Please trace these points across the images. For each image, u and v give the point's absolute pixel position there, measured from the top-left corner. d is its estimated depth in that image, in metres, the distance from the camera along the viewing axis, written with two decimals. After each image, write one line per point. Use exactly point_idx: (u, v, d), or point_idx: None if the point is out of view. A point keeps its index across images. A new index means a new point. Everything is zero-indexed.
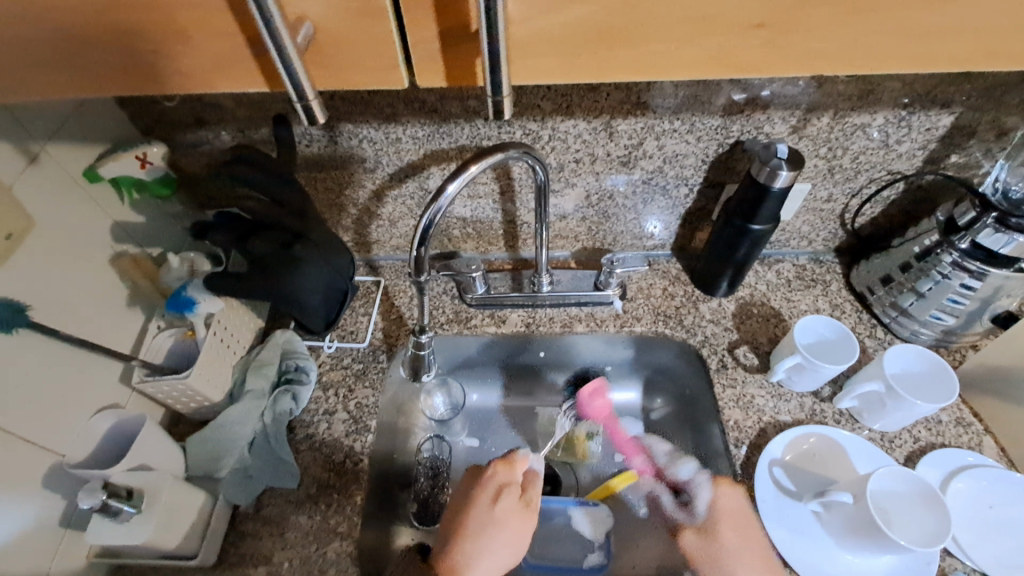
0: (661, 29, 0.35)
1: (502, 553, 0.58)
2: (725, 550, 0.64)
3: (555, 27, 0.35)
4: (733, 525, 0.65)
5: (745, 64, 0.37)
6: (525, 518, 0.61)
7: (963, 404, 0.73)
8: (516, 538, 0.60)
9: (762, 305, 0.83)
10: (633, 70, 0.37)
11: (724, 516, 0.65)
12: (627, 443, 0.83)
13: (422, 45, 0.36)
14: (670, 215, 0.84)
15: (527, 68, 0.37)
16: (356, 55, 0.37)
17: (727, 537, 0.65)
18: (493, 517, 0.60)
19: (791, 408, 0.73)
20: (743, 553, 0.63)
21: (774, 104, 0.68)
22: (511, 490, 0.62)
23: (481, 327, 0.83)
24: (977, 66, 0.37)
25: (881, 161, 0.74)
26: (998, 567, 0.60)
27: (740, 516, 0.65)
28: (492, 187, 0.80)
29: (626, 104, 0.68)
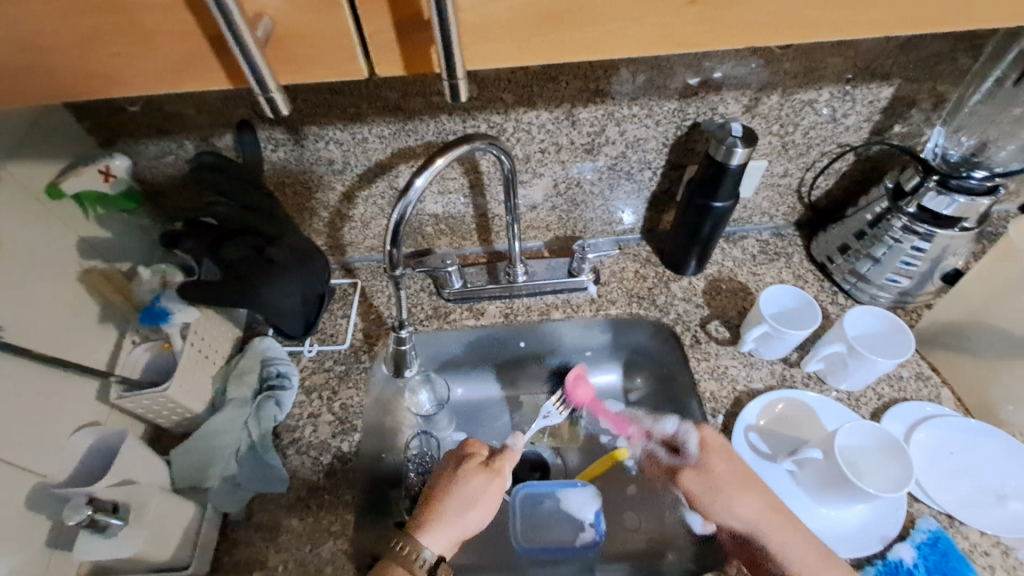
0: (606, 9, 0.37)
1: (466, 514, 0.59)
2: (720, 479, 0.64)
3: (503, 12, 0.36)
4: (722, 456, 0.65)
5: (686, 41, 0.39)
6: (490, 482, 0.62)
7: (922, 359, 0.76)
8: (479, 497, 0.61)
9: (729, 280, 0.87)
10: (580, 52, 0.39)
11: (711, 450, 0.66)
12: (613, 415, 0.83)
13: (379, 35, 0.37)
14: (637, 200, 0.87)
15: (479, 55, 0.39)
16: (314, 47, 0.37)
17: (716, 469, 0.65)
18: (457, 479, 0.62)
19: (762, 375, 0.76)
20: (735, 483, 0.64)
21: (726, 85, 0.71)
22: (475, 456, 0.64)
23: (460, 320, 0.85)
24: (894, 31, 0.40)
25: (831, 134, 0.77)
26: (962, 509, 0.63)
27: (727, 452, 0.66)
28: (462, 181, 0.82)
29: (585, 92, 0.70)
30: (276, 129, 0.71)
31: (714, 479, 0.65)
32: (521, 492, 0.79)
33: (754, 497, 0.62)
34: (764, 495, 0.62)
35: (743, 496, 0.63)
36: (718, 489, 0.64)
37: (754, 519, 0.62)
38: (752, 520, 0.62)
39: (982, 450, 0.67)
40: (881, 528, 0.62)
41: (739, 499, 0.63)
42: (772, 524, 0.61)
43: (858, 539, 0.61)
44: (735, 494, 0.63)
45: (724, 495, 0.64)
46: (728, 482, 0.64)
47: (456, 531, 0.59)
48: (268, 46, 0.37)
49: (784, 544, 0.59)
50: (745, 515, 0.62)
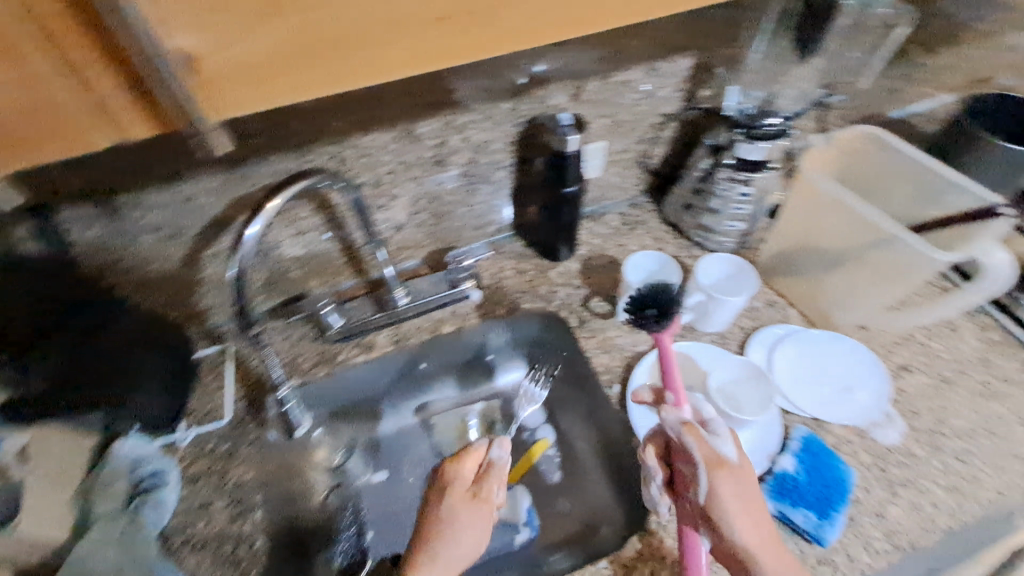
0: (356, 37, 0.34)
1: (466, 540, 0.61)
2: (744, 488, 0.58)
3: (243, 53, 0.32)
4: (747, 469, 0.59)
5: (450, 56, 0.37)
6: (479, 507, 0.63)
7: (771, 288, 0.86)
8: (471, 526, 0.62)
9: (600, 256, 0.92)
10: (349, 80, 0.36)
11: (742, 461, 0.59)
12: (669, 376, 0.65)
13: (109, 90, 0.33)
14: (499, 200, 0.88)
15: (228, 102, 0.34)
16: (32, 121, 0.32)
17: (737, 481, 0.58)
18: (448, 510, 0.62)
19: (644, 338, 0.81)
20: (751, 499, 0.58)
21: (550, 78, 0.73)
22: (457, 483, 0.65)
23: (349, 358, 0.82)
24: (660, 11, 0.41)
25: (651, 108, 0.84)
26: (825, 410, 0.72)
27: (751, 472, 0.60)
28: (315, 220, 0.78)
29: (417, 107, 0.68)
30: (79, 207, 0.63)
31: (734, 492, 0.57)
32: None
33: (762, 525, 0.58)
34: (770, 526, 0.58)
35: (756, 520, 0.57)
36: (736, 499, 0.57)
37: (757, 543, 0.56)
38: (750, 541, 0.56)
39: (825, 353, 0.77)
40: (764, 451, 0.68)
41: (752, 523, 0.57)
42: (766, 549, 0.57)
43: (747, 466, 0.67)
44: (751, 513, 0.57)
45: (740, 512, 0.57)
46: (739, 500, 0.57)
47: (457, 558, 0.60)
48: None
49: None
50: (751, 536, 0.56)
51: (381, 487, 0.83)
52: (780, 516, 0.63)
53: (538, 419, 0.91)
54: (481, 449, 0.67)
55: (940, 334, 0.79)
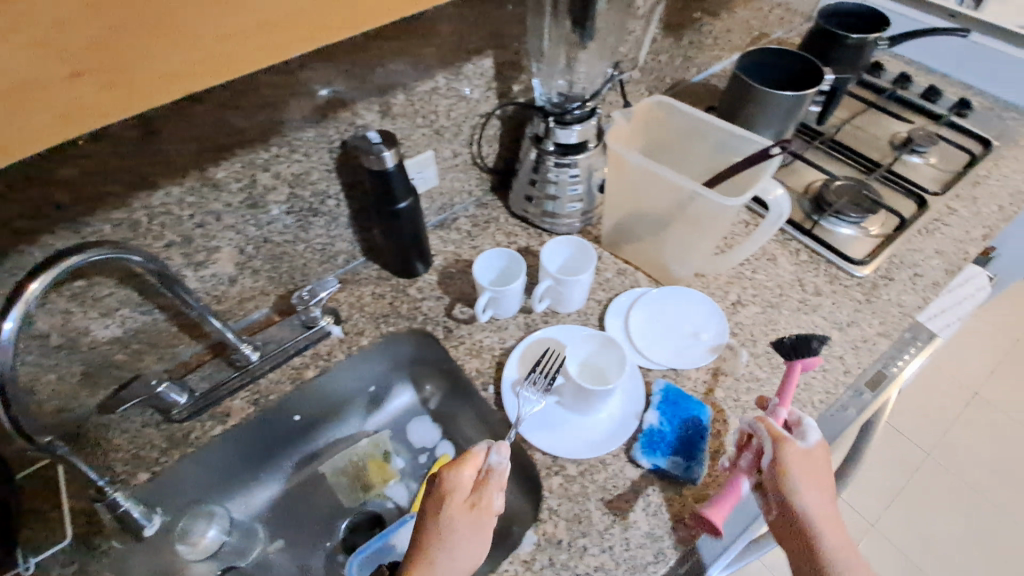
0: None
1: (460, 551, 0.58)
2: (812, 467, 0.58)
3: None
4: (819, 464, 0.59)
5: (108, 109, 0.29)
6: (477, 515, 0.60)
7: (617, 257, 0.91)
8: (468, 538, 0.58)
9: (457, 263, 0.91)
10: None
11: (812, 458, 0.59)
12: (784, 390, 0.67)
13: None
14: (338, 228, 0.85)
15: None
16: None
17: (824, 458, 0.60)
18: (444, 521, 0.59)
19: (511, 332, 0.82)
20: (822, 476, 0.58)
21: (352, 99, 0.70)
22: (456, 493, 0.61)
23: (205, 433, 0.75)
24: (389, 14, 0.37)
25: (469, 110, 0.85)
26: (680, 357, 0.77)
27: (826, 470, 0.59)
28: (125, 293, 0.70)
29: (207, 152, 0.63)
30: None
31: (806, 469, 0.58)
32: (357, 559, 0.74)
33: (830, 500, 0.57)
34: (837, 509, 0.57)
35: (821, 491, 0.57)
36: (803, 475, 0.57)
37: (821, 514, 0.56)
38: (822, 514, 0.56)
39: (671, 305, 0.83)
40: (631, 413, 0.73)
41: (818, 490, 0.57)
42: (831, 526, 0.56)
43: (617, 431, 0.71)
44: (818, 480, 0.57)
45: (812, 478, 0.57)
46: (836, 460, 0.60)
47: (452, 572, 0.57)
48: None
49: (840, 553, 0.54)
50: (818, 503, 0.56)
51: (279, 555, 0.78)
52: (654, 467, 0.68)
53: (434, 437, 0.91)
54: (481, 452, 0.64)
55: (762, 265, 0.89)
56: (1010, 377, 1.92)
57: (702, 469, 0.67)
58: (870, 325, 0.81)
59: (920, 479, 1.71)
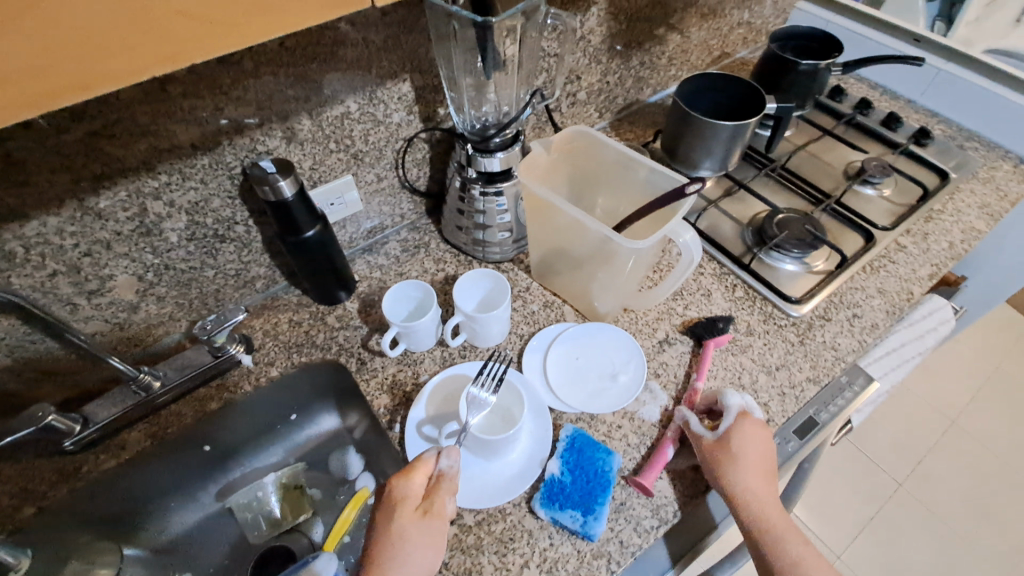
0: None
1: (415, 559, 0.56)
2: (741, 452, 0.64)
3: None
4: (748, 444, 0.65)
5: None
6: (428, 521, 0.59)
7: (545, 289, 0.88)
8: (422, 544, 0.58)
9: (380, 290, 0.89)
10: None
11: (738, 440, 0.65)
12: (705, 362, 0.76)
13: None
14: (252, 254, 0.82)
15: None
16: None
17: (746, 442, 0.65)
18: (396, 529, 0.58)
19: (426, 366, 0.79)
20: (751, 459, 0.64)
21: (247, 125, 0.68)
22: (407, 501, 0.60)
23: (97, 466, 0.73)
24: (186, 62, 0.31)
25: (389, 134, 0.82)
26: (593, 401, 0.74)
27: (755, 448, 0.65)
28: (9, 322, 0.67)
29: (83, 182, 0.61)
30: None
31: (735, 457, 0.64)
32: None
33: (762, 479, 0.64)
34: (768, 482, 0.64)
35: (753, 474, 0.63)
36: (734, 462, 0.63)
37: (756, 493, 0.63)
38: (758, 492, 0.63)
39: (591, 343, 0.80)
40: (538, 457, 0.69)
41: (750, 474, 0.63)
42: (765, 500, 0.63)
43: (521, 476, 0.67)
44: (748, 465, 0.63)
45: (743, 465, 0.63)
46: (759, 441, 0.66)
47: None
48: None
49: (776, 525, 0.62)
50: (751, 486, 0.63)
51: None
52: (552, 520, 0.64)
53: (358, 468, 0.85)
54: (431, 458, 0.63)
55: (695, 301, 0.86)
56: (987, 403, 1.87)
57: (600, 523, 0.63)
58: (801, 369, 0.78)
59: (891, 509, 1.66)
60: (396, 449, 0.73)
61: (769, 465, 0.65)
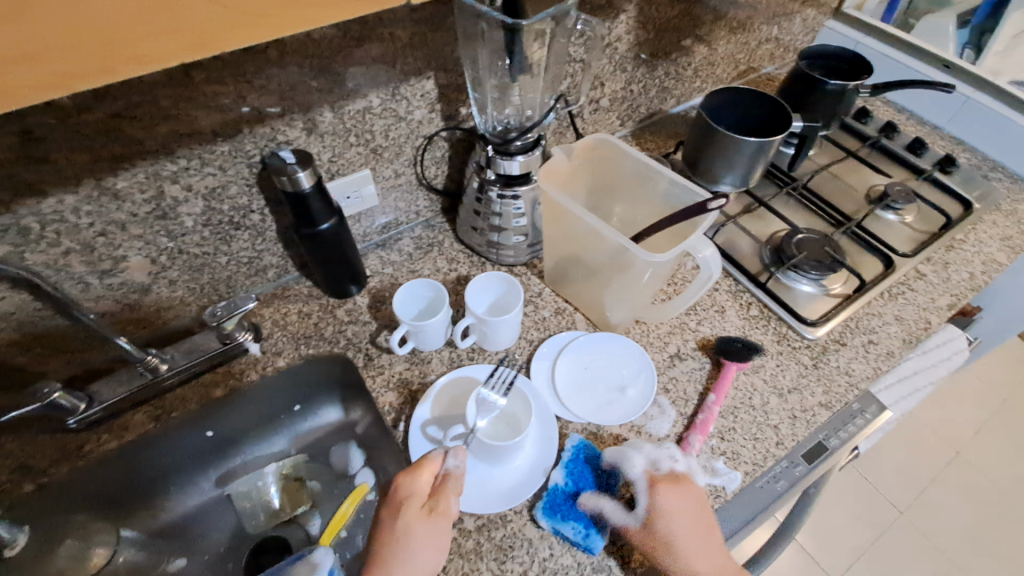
0: None
1: (419, 558, 0.56)
2: (665, 533, 0.61)
3: None
4: (672, 519, 0.61)
5: None
6: (433, 520, 0.58)
7: (558, 296, 0.87)
8: (426, 543, 0.57)
9: (391, 286, 0.88)
10: None
11: (662, 516, 0.62)
12: (723, 386, 0.75)
13: None
14: (267, 243, 0.82)
15: None
16: None
17: (671, 514, 0.62)
18: (400, 527, 0.58)
19: (433, 367, 0.79)
20: (687, 526, 0.62)
21: (268, 114, 0.67)
22: (412, 499, 0.60)
23: (100, 447, 0.73)
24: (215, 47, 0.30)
25: (410, 131, 0.82)
26: (601, 411, 0.73)
27: (687, 514, 0.62)
28: (20, 298, 0.67)
29: (102, 162, 0.60)
30: None
31: (664, 537, 0.61)
32: None
33: (704, 543, 0.61)
34: (712, 541, 0.62)
35: (695, 540, 0.61)
36: (666, 541, 0.61)
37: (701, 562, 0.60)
38: (703, 561, 0.61)
39: (603, 353, 0.79)
40: (543, 464, 0.68)
41: (691, 543, 0.61)
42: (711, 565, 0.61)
43: (526, 482, 0.66)
44: (684, 537, 0.61)
45: (682, 538, 0.60)
46: (674, 517, 0.62)
47: None
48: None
49: None
50: (696, 556, 0.60)
51: None
52: (553, 530, 0.63)
53: (357, 464, 0.85)
54: (438, 457, 0.62)
55: (708, 317, 0.85)
56: (995, 436, 1.84)
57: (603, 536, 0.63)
58: (813, 394, 0.77)
59: (891, 537, 1.64)
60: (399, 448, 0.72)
61: (709, 523, 0.63)
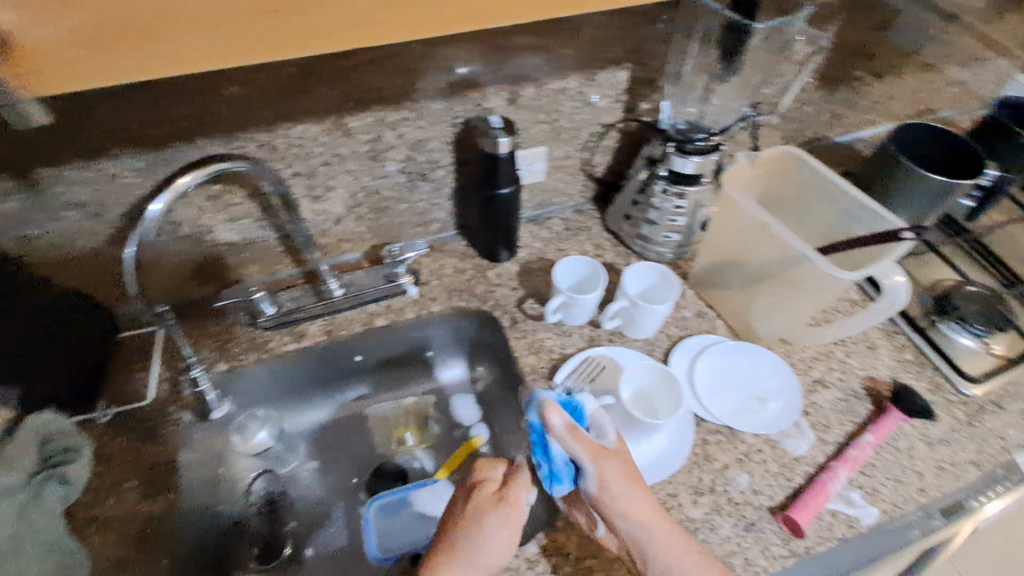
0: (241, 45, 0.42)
1: (486, 545, 0.57)
2: (620, 509, 0.57)
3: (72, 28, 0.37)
4: (626, 497, 0.58)
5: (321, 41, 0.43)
6: (503, 510, 0.59)
7: (701, 298, 0.87)
8: (496, 532, 0.58)
9: (540, 259, 0.93)
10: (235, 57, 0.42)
11: (618, 496, 0.58)
12: (880, 434, 0.73)
13: None
14: (441, 198, 0.89)
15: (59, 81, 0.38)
16: None
17: (620, 496, 0.58)
18: (470, 512, 0.59)
19: (574, 341, 0.82)
20: (635, 509, 0.58)
21: (483, 81, 0.74)
22: (485, 487, 0.61)
23: (280, 347, 0.83)
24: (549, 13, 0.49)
25: (593, 117, 0.86)
26: (735, 416, 0.74)
27: (636, 494, 0.59)
28: (249, 206, 0.78)
29: (347, 102, 0.69)
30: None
31: (625, 512, 0.57)
32: (372, 509, 0.76)
33: (659, 523, 0.58)
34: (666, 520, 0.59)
35: (646, 521, 0.58)
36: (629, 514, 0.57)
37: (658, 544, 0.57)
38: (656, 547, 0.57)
39: (745, 363, 0.79)
40: (675, 456, 0.71)
41: (644, 522, 0.57)
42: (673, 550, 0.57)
43: (657, 467, 0.69)
44: (638, 517, 0.57)
45: (636, 515, 0.57)
46: (619, 496, 0.58)
47: (477, 562, 0.56)
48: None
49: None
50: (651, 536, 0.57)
51: (310, 478, 0.84)
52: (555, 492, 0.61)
53: (475, 417, 0.91)
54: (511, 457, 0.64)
55: (857, 351, 0.83)
56: None
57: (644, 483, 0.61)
58: (964, 449, 0.73)
59: None
60: None
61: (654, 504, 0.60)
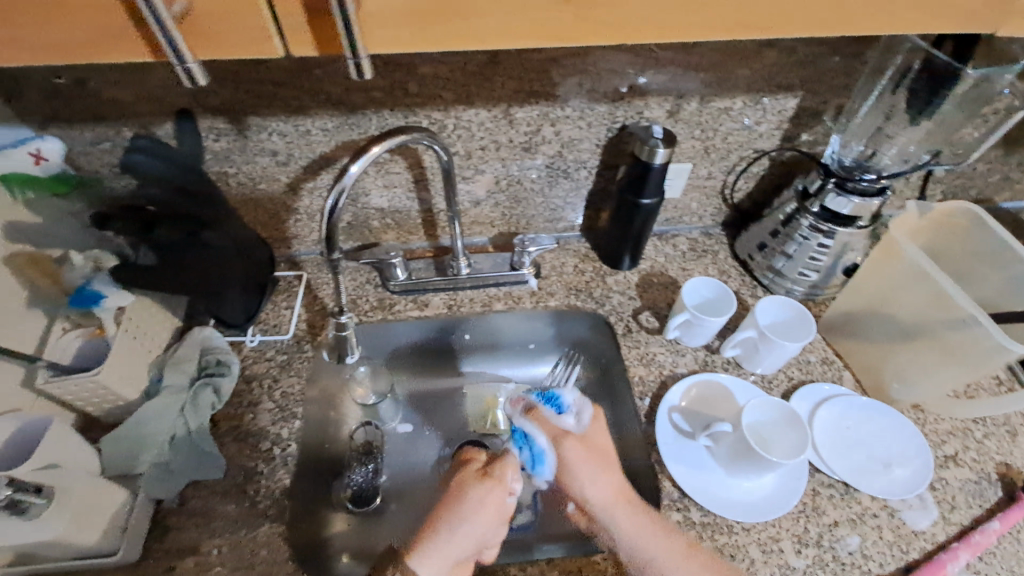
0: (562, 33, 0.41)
1: (467, 520, 0.56)
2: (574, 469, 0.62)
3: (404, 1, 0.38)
4: (581, 460, 0.62)
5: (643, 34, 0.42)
6: (486, 488, 0.59)
7: (827, 345, 0.83)
8: (475, 505, 0.57)
9: (661, 274, 0.93)
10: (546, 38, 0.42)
11: (573, 463, 0.62)
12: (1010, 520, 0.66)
13: (288, 16, 0.39)
14: (576, 199, 0.91)
15: (380, 39, 0.41)
16: (230, 25, 0.39)
17: (573, 460, 0.62)
18: (451, 490, 0.59)
19: (686, 361, 0.81)
20: (586, 471, 0.62)
21: (651, 91, 0.75)
22: (469, 468, 0.62)
23: (405, 311, 0.88)
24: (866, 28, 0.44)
25: (747, 141, 0.84)
26: (854, 475, 0.70)
27: (597, 461, 0.63)
28: (405, 176, 0.84)
29: (520, 93, 0.73)
30: (218, 119, 0.71)
31: (573, 473, 0.62)
32: None
33: (610, 489, 0.62)
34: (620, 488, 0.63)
35: (595, 483, 0.62)
36: (577, 474, 0.62)
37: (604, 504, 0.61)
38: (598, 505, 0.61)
39: (873, 424, 0.74)
40: (782, 499, 0.68)
41: (593, 485, 0.62)
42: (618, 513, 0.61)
43: (761, 507, 0.67)
44: (588, 480, 0.62)
45: (584, 477, 0.62)
46: (582, 475, 0.62)
47: (457, 539, 0.55)
48: (181, 23, 0.38)
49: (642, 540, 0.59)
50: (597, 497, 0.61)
51: (407, 438, 0.88)
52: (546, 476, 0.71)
53: None
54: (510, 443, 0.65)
55: (1002, 436, 0.75)
56: None
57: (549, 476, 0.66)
58: None
59: None
60: (639, 418, 0.76)
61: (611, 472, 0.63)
